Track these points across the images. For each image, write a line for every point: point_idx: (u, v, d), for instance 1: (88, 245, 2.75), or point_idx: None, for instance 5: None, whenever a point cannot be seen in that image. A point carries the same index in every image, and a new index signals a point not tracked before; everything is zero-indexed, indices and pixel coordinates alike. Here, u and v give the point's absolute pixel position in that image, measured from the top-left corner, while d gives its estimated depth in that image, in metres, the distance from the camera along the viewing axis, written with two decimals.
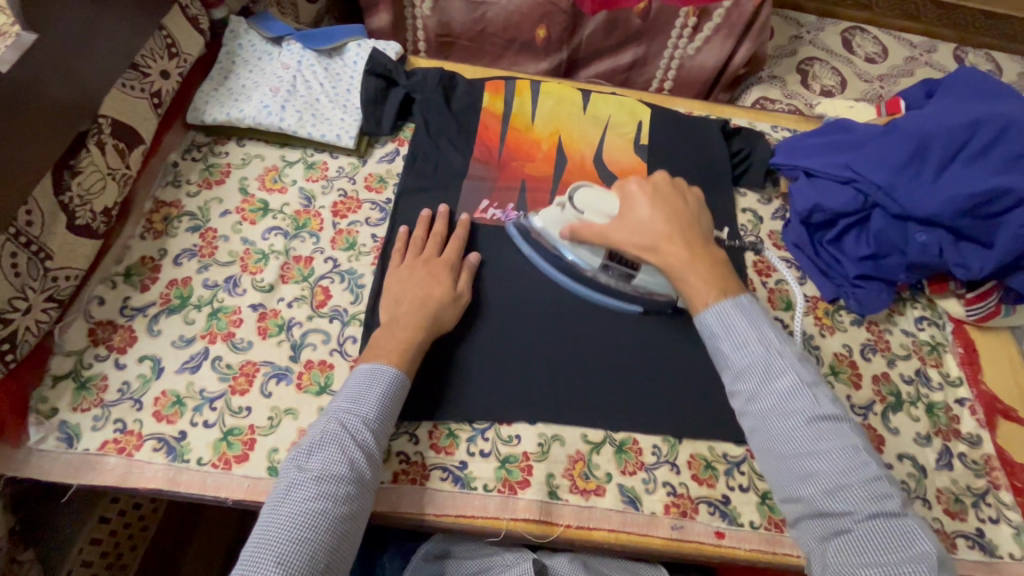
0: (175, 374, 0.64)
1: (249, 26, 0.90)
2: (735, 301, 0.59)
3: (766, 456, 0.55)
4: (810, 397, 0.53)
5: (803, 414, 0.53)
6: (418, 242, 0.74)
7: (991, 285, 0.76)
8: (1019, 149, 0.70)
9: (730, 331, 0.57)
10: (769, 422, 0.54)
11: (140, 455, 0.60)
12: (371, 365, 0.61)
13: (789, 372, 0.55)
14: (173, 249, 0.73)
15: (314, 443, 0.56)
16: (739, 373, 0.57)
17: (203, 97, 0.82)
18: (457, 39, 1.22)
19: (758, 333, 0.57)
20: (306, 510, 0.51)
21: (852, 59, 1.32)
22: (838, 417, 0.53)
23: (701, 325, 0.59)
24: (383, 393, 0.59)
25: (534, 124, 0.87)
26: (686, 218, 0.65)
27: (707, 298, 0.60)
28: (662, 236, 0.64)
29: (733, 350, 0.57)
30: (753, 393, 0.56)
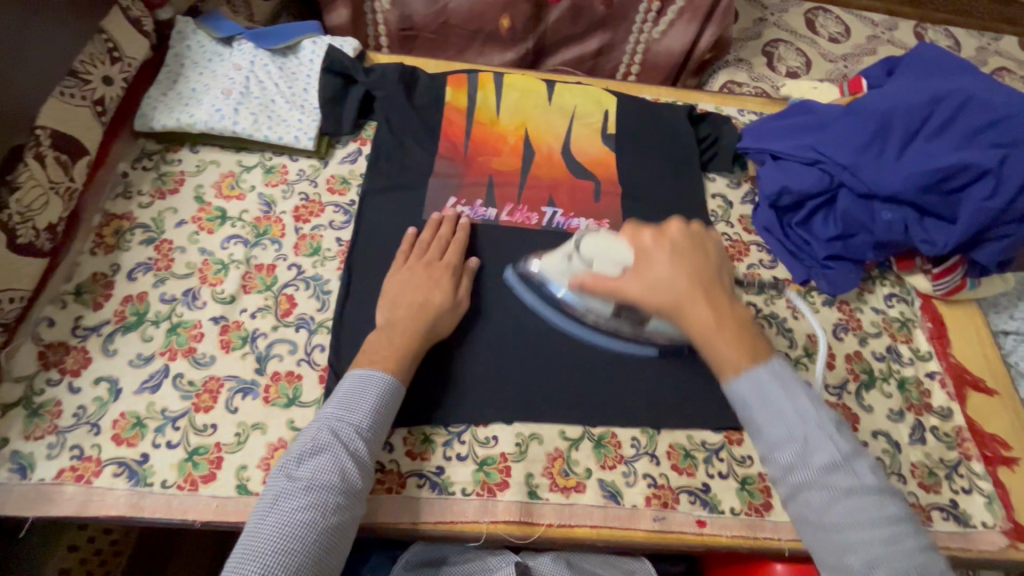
0: (134, 395, 0.62)
1: (197, 26, 0.86)
2: (766, 366, 0.51)
3: (805, 528, 0.48)
4: (847, 469, 0.47)
5: (844, 488, 0.47)
6: (422, 244, 0.71)
7: (957, 259, 0.77)
8: (977, 124, 0.71)
9: (766, 403, 0.50)
10: (805, 497, 0.48)
11: (100, 482, 0.57)
12: (365, 371, 0.60)
13: (826, 442, 0.48)
14: (126, 264, 0.70)
15: (304, 451, 0.54)
16: (776, 444, 0.49)
17: (151, 102, 0.79)
18: (420, 32, 1.19)
19: (796, 405, 0.49)
20: (294, 521, 0.49)
21: (816, 39, 1.33)
22: (877, 488, 0.47)
23: (731, 394, 0.51)
24: (376, 400, 0.58)
25: (499, 118, 0.86)
26: (708, 281, 0.56)
27: (739, 365, 0.51)
28: (682, 301, 0.54)
29: (766, 417, 0.49)
30: (791, 466, 0.48)
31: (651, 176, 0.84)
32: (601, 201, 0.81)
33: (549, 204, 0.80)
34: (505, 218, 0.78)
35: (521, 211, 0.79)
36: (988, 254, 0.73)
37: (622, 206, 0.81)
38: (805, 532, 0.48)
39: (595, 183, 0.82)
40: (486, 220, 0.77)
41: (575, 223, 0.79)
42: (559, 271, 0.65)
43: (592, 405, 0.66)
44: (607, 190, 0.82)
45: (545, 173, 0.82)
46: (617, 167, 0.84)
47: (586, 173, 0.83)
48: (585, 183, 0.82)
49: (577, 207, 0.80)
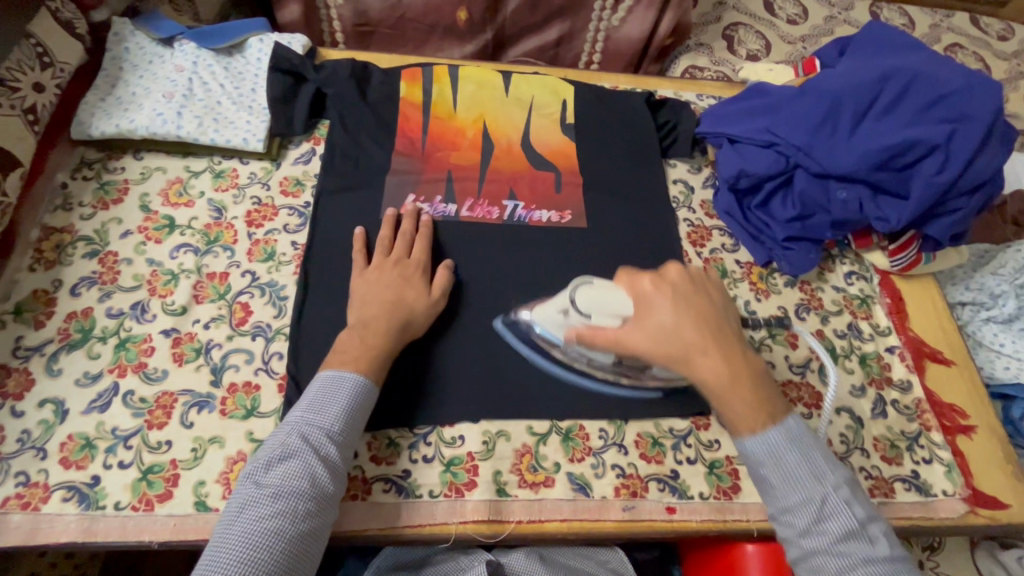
0: (82, 416, 0.59)
1: (135, 27, 0.82)
2: (781, 426, 0.54)
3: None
4: (864, 537, 0.50)
5: (858, 557, 0.49)
6: (386, 243, 0.70)
7: (911, 235, 0.78)
8: (926, 100, 0.72)
9: (779, 464, 0.53)
10: (823, 563, 0.50)
11: (49, 508, 0.55)
12: (335, 372, 0.58)
13: (840, 510, 0.51)
14: (69, 279, 0.67)
15: (272, 457, 0.53)
16: (790, 507, 0.52)
17: (88, 108, 0.75)
18: (376, 27, 1.16)
19: (811, 467, 0.53)
20: (261, 528, 0.48)
21: (774, 22, 1.34)
22: (895, 559, 0.50)
23: (746, 455, 0.54)
24: (347, 402, 0.56)
25: (456, 111, 0.84)
26: (716, 326, 0.57)
27: (755, 424, 0.54)
28: (691, 350, 0.56)
29: (784, 486, 0.52)
30: (804, 529, 0.51)
31: (612, 165, 0.84)
32: (563, 192, 0.80)
33: (510, 197, 0.79)
34: (466, 214, 0.76)
35: (482, 205, 0.78)
36: (941, 228, 0.74)
37: (585, 196, 0.81)
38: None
39: (555, 173, 0.81)
40: (446, 218, 0.76)
41: (537, 215, 0.78)
42: (553, 318, 0.63)
43: (559, 393, 0.66)
44: (569, 181, 0.81)
45: (504, 166, 0.81)
46: (578, 157, 0.84)
47: (547, 164, 0.82)
48: (546, 174, 0.81)
49: (538, 199, 0.79)
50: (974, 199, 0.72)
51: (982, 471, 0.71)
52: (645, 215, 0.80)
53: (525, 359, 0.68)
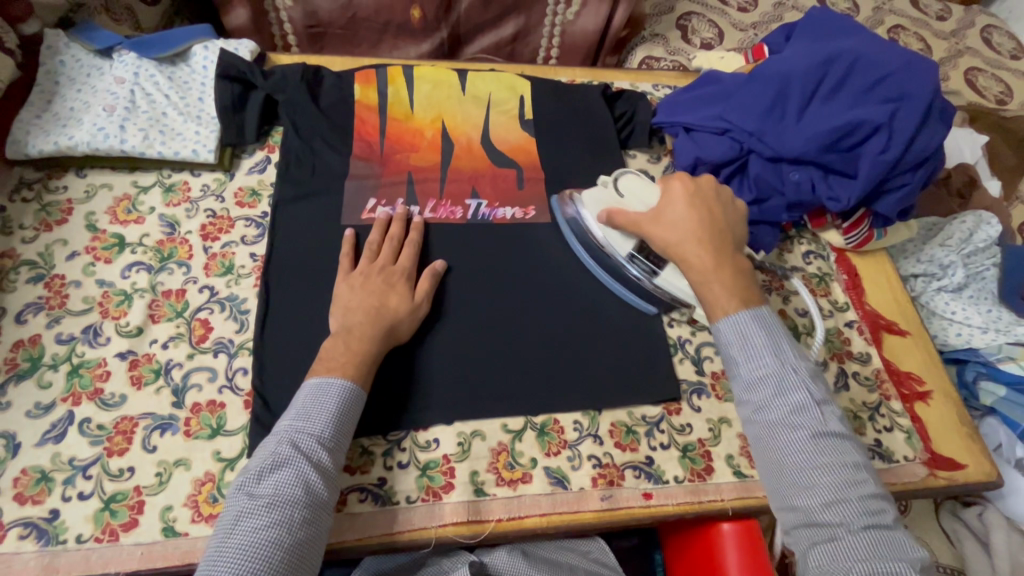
0: (36, 449, 0.57)
1: (70, 39, 0.79)
2: (752, 310, 0.57)
3: (767, 463, 0.53)
4: (818, 415, 0.52)
5: (810, 430, 0.51)
6: (373, 247, 0.69)
7: (862, 213, 0.80)
8: (868, 81, 0.74)
9: (746, 342, 0.55)
10: (774, 435, 0.52)
11: (5, 548, 0.52)
12: (322, 378, 0.57)
13: (797, 382, 0.53)
14: (14, 306, 0.64)
15: (264, 466, 0.51)
16: (751, 382, 0.54)
17: (22, 126, 0.72)
18: (329, 28, 1.14)
19: (774, 349, 0.55)
20: (258, 539, 0.47)
21: (725, 10, 1.36)
22: (842, 435, 0.52)
23: (717, 335, 0.57)
24: (338, 406, 0.55)
25: (413, 112, 0.83)
26: (718, 225, 0.63)
27: (728, 306, 0.58)
28: (685, 240, 0.62)
29: (746, 361, 0.55)
30: (763, 403, 0.53)
31: (573, 158, 0.84)
32: (526, 188, 0.80)
33: (472, 196, 0.78)
34: (430, 215, 0.76)
35: (444, 206, 0.77)
36: (889, 205, 0.77)
37: (546, 191, 0.81)
38: (766, 475, 0.53)
39: (517, 170, 0.81)
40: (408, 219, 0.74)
41: (500, 213, 0.78)
42: (597, 198, 0.73)
43: (535, 392, 0.66)
44: (531, 176, 0.81)
45: (465, 165, 0.80)
46: (539, 152, 0.84)
47: (508, 161, 0.82)
48: (507, 171, 0.81)
49: (501, 196, 0.79)
50: (919, 174, 0.74)
51: (939, 434, 0.74)
52: None
53: (507, 363, 0.67)
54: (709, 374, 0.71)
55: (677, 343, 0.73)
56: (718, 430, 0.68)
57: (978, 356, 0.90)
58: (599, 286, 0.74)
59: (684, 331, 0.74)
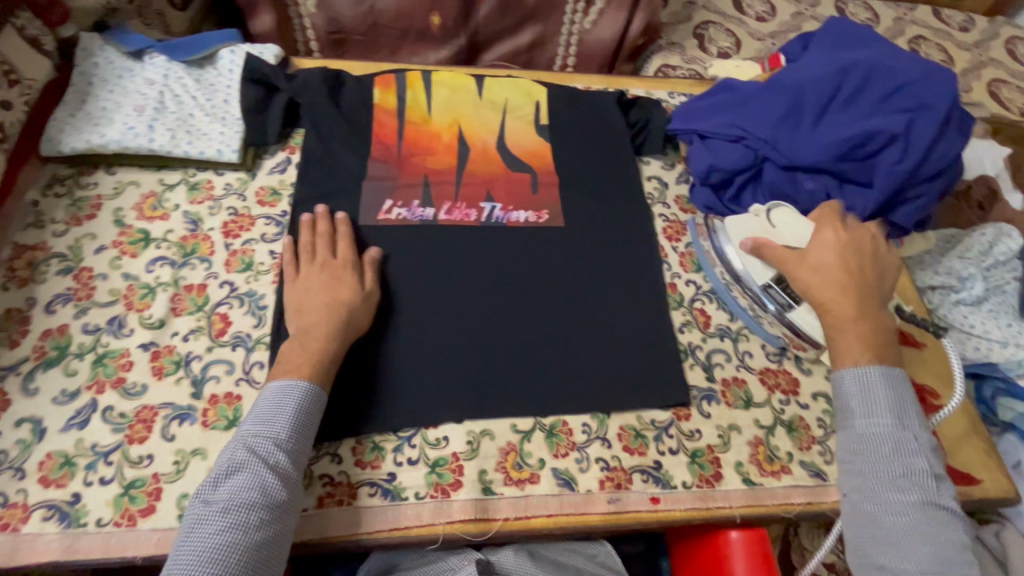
0: (61, 434, 0.59)
1: (103, 42, 0.82)
2: (885, 368, 0.61)
3: (863, 517, 0.56)
4: (928, 485, 0.55)
5: (920, 496, 0.55)
6: (307, 246, 0.70)
7: (875, 224, 0.78)
8: (884, 91, 0.74)
9: (868, 399, 0.60)
10: (882, 490, 0.56)
11: (28, 528, 0.54)
12: (282, 382, 0.58)
13: (915, 449, 0.57)
14: (44, 296, 0.66)
15: (222, 472, 0.53)
16: (866, 436, 0.59)
17: (56, 124, 0.75)
18: (350, 34, 1.16)
19: (898, 413, 0.59)
20: (214, 542, 0.48)
21: (743, 20, 1.37)
22: (949, 510, 0.55)
23: (841, 386, 0.62)
24: (297, 409, 0.57)
25: (430, 116, 0.85)
26: (862, 277, 0.65)
27: (858, 358, 0.62)
28: (829, 284, 0.65)
29: (866, 416, 0.59)
30: (875, 459, 0.57)
31: (587, 164, 0.85)
32: (540, 192, 0.81)
33: (487, 199, 0.79)
34: (444, 217, 0.77)
35: (459, 208, 0.78)
36: (907, 214, 0.75)
37: (560, 196, 0.81)
38: (857, 528, 0.56)
39: (531, 173, 0.82)
40: (424, 221, 0.76)
41: (514, 216, 0.79)
42: (745, 226, 0.74)
43: (545, 393, 0.67)
44: (544, 181, 0.82)
45: (479, 169, 0.82)
46: (554, 158, 0.85)
47: (523, 166, 0.83)
48: (522, 175, 0.82)
49: (515, 199, 0.80)
50: (934, 185, 0.74)
51: (954, 448, 0.73)
52: (622, 213, 0.81)
53: (517, 363, 0.68)
54: (719, 381, 0.71)
55: (686, 348, 0.73)
56: (728, 437, 0.68)
57: (996, 372, 0.88)
58: (611, 292, 0.74)
59: (695, 337, 0.74)
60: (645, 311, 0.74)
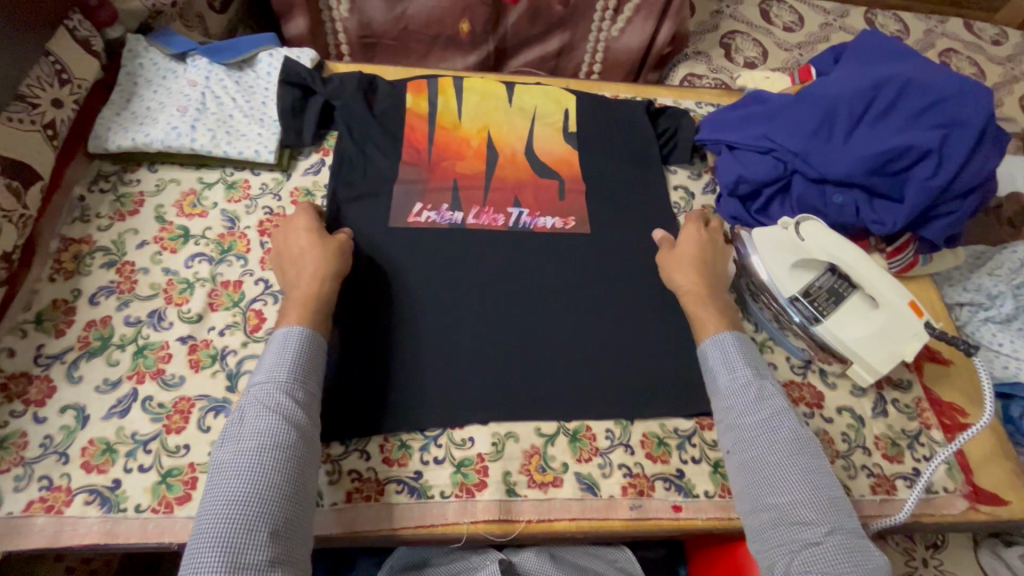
0: (103, 421, 0.61)
1: (149, 44, 0.85)
2: (736, 332, 0.67)
3: (743, 465, 0.58)
4: (794, 423, 0.59)
5: (790, 436, 0.58)
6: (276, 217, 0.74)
7: (907, 238, 0.79)
8: (918, 106, 0.73)
9: (729, 359, 0.64)
10: (755, 436, 0.59)
11: (71, 511, 0.56)
12: (280, 330, 0.61)
13: (775, 395, 0.61)
14: (88, 288, 0.69)
15: (240, 418, 0.55)
16: (733, 392, 0.62)
17: (104, 123, 0.77)
18: (380, 39, 1.19)
19: (755, 366, 0.64)
20: (242, 476, 0.50)
21: (771, 29, 1.36)
22: (813, 442, 0.59)
23: (704, 355, 0.66)
24: (296, 350, 0.59)
25: (461, 121, 0.86)
26: (710, 264, 0.73)
27: (713, 328, 0.67)
28: (686, 270, 0.72)
29: (727, 373, 0.64)
30: (746, 411, 0.60)
31: (614, 172, 0.86)
32: (567, 199, 0.82)
33: (515, 204, 0.80)
34: (472, 221, 0.78)
35: (486, 213, 0.79)
36: (937, 230, 0.75)
37: (587, 203, 0.82)
38: (739, 476, 0.58)
39: (559, 180, 0.83)
40: (453, 224, 0.77)
41: (541, 222, 0.80)
42: (772, 236, 0.75)
43: (569, 397, 0.68)
44: (572, 188, 0.83)
45: (508, 174, 0.83)
46: (581, 165, 0.85)
47: (551, 172, 0.84)
48: (549, 181, 0.83)
49: (542, 205, 0.81)
50: (968, 202, 0.74)
51: (982, 467, 0.72)
52: (648, 221, 0.82)
53: (542, 367, 0.69)
54: None
55: None
56: None
57: None
58: (636, 299, 0.75)
59: None
60: (671, 319, 0.74)
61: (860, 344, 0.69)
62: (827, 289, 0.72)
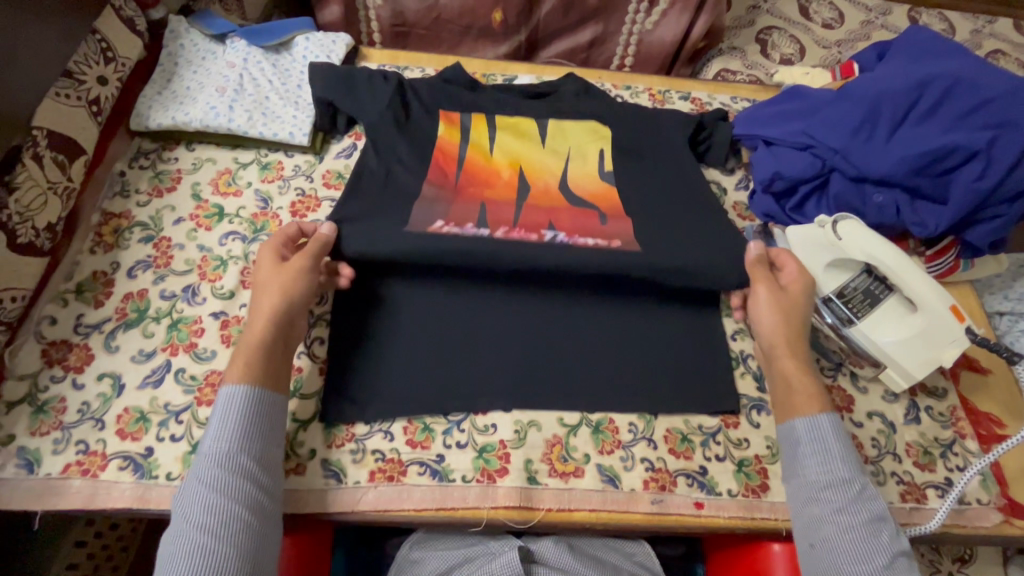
0: (137, 390, 0.63)
1: (190, 25, 0.86)
2: (833, 417, 0.60)
3: (827, 567, 0.53)
4: (891, 532, 0.54)
5: (887, 547, 0.53)
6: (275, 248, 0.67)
7: (949, 241, 0.76)
8: (965, 105, 0.71)
9: (822, 445, 0.58)
10: (848, 539, 0.53)
11: (106, 476, 0.58)
12: (232, 390, 0.55)
13: (873, 497, 0.55)
14: (126, 261, 0.71)
15: (190, 494, 0.51)
16: (825, 484, 0.56)
17: (145, 101, 0.79)
18: (413, 28, 1.19)
19: (849, 459, 0.57)
20: (198, 565, 0.47)
21: (809, 26, 1.33)
22: (909, 558, 0.53)
23: (794, 434, 0.60)
24: (244, 417, 0.54)
25: (492, 154, 0.80)
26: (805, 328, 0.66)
27: (807, 408, 0.60)
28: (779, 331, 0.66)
29: (822, 462, 0.57)
30: (839, 508, 0.54)
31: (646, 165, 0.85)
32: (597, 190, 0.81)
33: (549, 227, 0.73)
34: (500, 234, 0.71)
35: (518, 231, 0.72)
36: (981, 234, 0.73)
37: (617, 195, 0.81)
38: None
39: (598, 212, 0.76)
40: (479, 237, 0.70)
41: (580, 241, 0.72)
42: (810, 238, 0.73)
43: (593, 389, 0.67)
44: (612, 215, 0.76)
45: (541, 201, 0.77)
46: None
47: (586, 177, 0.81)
48: (586, 212, 0.76)
49: (580, 228, 0.74)
50: (1016, 206, 0.71)
51: (1018, 480, 0.70)
52: None
53: (567, 358, 0.69)
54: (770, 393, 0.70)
55: (738, 356, 0.72)
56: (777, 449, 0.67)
57: None
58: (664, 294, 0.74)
59: (748, 345, 0.73)
60: (699, 315, 0.73)
61: (898, 348, 0.67)
62: (862, 290, 0.70)
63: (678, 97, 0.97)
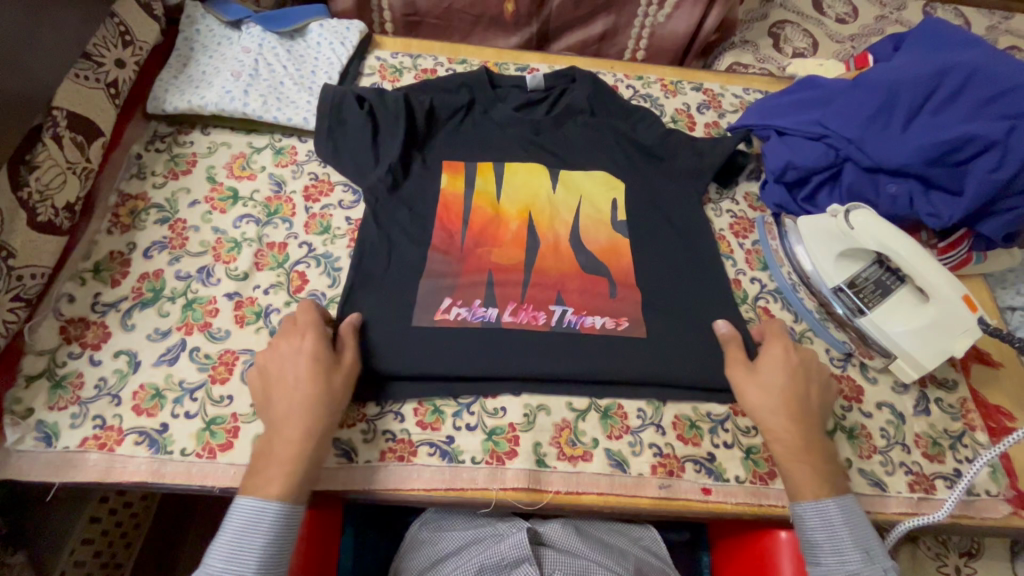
0: (153, 367, 0.63)
1: (206, 10, 0.87)
2: (840, 499, 0.58)
3: None
4: None
5: None
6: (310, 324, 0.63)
7: (962, 233, 0.76)
8: (985, 94, 0.70)
9: (831, 535, 0.57)
10: None
11: (122, 450, 0.59)
12: (257, 501, 0.53)
13: None
14: (142, 242, 0.72)
15: None
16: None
17: (163, 85, 0.80)
18: (425, 17, 1.19)
19: (862, 549, 0.56)
20: None
21: (822, 20, 1.32)
22: None
23: (802, 518, 0.59)
24: (271, 537, 0.53)
25: (500, 203, 0.78)
26: (802, 404, 0.63)
27: (815, 491, 0.59)
28: (773, 410, 0.62)
29: (834, 552, 0.56)
30: None
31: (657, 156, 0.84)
32: (607, 179, 0.82)
33: (557, 301, 0.71)
34: (508, 319, 0.69)
35: (525, 310, 0.70)
36: (995, 226, 0.73)
37: (628, 185, 0.81)
38: None
39: (607, 278, 0.73)
40: (486, 322, 0.68)
41: (588, 322, 0.70)
42: (820, 228, 0.73)
43: None
44: (621, 283, 0.73)
45: (547, 262, 0.74)
46: (622, 148, 0.85)
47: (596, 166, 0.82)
48: (596, 278, 0.73)
49: (589, 302, 0.71)
50: None
51: None
52: (690, 207, 0.80)
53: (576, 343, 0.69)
54: None
55: None
56: None
57: None
58: (674, 283, 0.74)
59: None
60: (709, 304, 0.73)
61: (907, 338, 0.67)
62: (873, 281, 0.71)
63: (690, 88, 0.97)
